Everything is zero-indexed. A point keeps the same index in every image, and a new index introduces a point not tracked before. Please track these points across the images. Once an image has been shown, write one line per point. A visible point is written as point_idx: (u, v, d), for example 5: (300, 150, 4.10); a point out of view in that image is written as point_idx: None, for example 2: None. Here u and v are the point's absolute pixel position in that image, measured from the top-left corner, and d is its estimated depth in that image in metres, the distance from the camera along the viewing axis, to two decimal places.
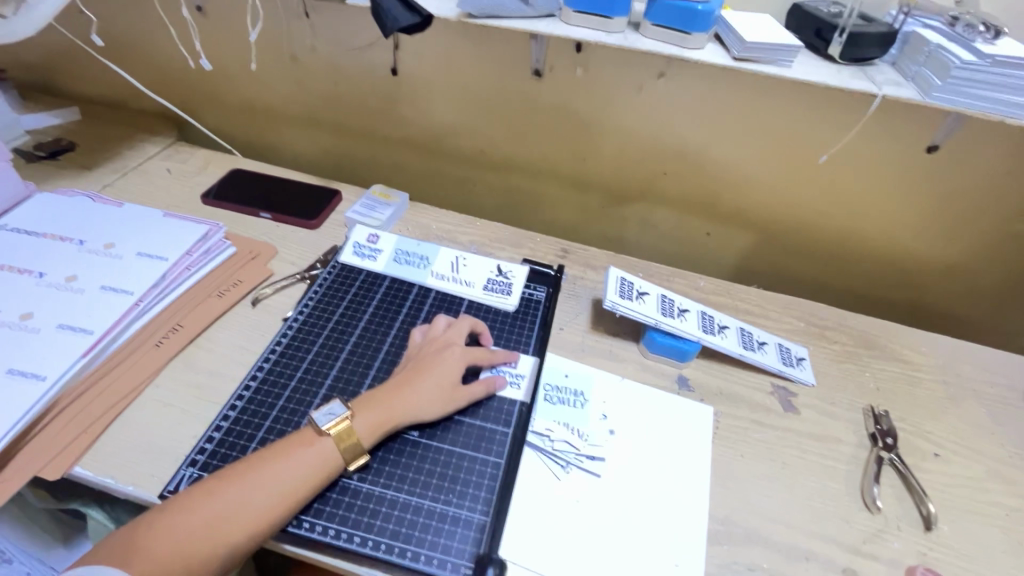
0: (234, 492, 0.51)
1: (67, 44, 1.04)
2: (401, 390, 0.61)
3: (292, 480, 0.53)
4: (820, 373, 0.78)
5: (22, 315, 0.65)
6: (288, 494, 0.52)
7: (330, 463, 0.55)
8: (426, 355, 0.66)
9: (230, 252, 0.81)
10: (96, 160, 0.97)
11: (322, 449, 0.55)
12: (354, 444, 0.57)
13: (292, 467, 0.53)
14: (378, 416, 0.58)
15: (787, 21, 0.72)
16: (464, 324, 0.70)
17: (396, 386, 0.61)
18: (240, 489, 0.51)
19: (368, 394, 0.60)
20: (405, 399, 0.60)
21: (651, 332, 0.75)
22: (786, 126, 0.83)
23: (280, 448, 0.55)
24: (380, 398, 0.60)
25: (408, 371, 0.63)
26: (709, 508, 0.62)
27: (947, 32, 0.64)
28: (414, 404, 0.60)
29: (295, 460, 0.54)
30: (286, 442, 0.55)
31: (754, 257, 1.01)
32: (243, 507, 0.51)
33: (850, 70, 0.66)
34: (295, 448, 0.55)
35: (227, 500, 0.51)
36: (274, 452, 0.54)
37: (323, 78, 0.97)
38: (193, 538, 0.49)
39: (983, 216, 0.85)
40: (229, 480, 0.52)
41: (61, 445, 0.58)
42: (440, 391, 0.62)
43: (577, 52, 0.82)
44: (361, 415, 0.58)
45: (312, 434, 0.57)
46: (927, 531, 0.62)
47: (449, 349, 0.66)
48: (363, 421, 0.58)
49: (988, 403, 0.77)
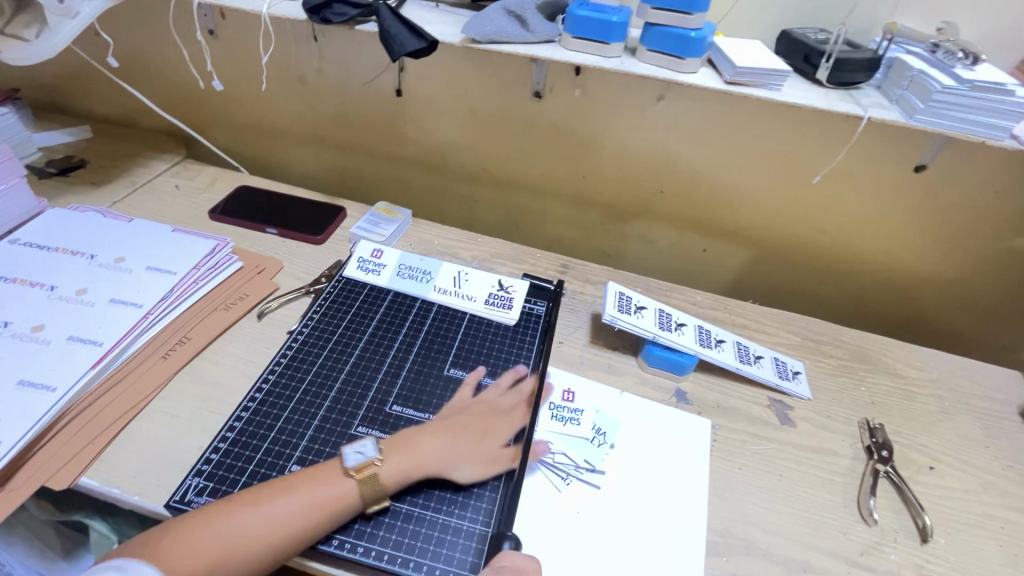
0: (253, 521, 0.52)
1: (81, 64, 1.07)
2: (436, 440, 0.60)
3: (313, 511, 0.53)
4: (816, 387, 0.79)
5: (33, 327, 0.66)
6: (307, 525, 0.53)
7: (347, 502, 0.55)
8: (465, 410, 0.66)
9: (237, 266, 0.83)
10: (106, 177, 0.99)
11: (344, 488, 0.55)
12: (376, 488, 0.56)
13: (315, 498, 0.54)
14: (406, 464, 0.58)
15: (777, 47, 0.75)
16: (510, 380, 0.71)
17: (431, 435, 0.61)
18: (259, 515, 0.52)
19: (400, 437, 0.60)
20: (435, 450, 0.60)
21: (649, 346, 0.77)
22: (778, 147, 0.85)
23: (308, 480, 0.55)
24: (414, 442, 0.60)
25: (444, 420, 0.63)
26: (707, 519, 0.62)
27: (929, 58, 0.67)
28: (445, 459, 0.60)
29: (317, 493, 0.54)
30: (313, 475, 0.56)
31: (750, 273, 1.03)
32: (261, 531, 0.51)
33: (837, 93, 0.69)
34: (321, 482, 0.55)
35: (247, 525, 0.51)
36: (298, 482, 0.55)
37: (330, 98, 1.00)
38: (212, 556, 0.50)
39: (972, 233, 0.88)
40: (250, 504, 0.53)
41: (68, 455, 0.59)
42: (476, 452, 0.61)
43: (576, 75, 0.85)
44: (390, 461, 0.57)
45: (339, 471, 0.56)
46: (923, 543, 0.63)
47: (487, 409, 0.66)
48: (390, 467, 0.57)
49: (981, 417, 0.78)
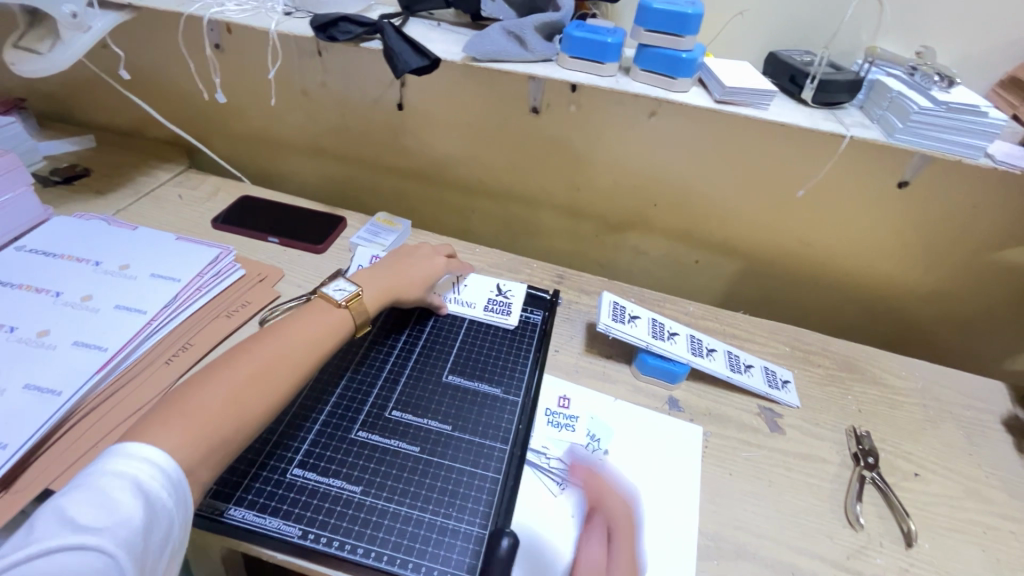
0: (238, 366, 0.56)
1: (88, 76, 1.10)
2: (397, 274, 0.76)
3: (285, 347, 0.60)
4: (804, 396, 0.81)
5: (39, 332, 0.68)
6: (293, 348, 0.60)
7: (331, 327, 0.65)
8: (408, 257, 0.80)
9: (239, 274, 0.84)
10: (110, 185, 1.01)
11: (341, 315, 0.67)
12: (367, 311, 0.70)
13: (281, 343, 0.60)
14: (383, 290, 0.73)
15: (764, 67, 0.78)
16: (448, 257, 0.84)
17: (393, 270, 0.76)
18: (236, 367, 0.56)
19: (367, 276, 0.74)
20: (403, 278, 0.76)
21: (643, 354, 0.79)
22: (767, 163, 0.88)
23: (306, 318, 0.64)
24: (380, 278, 0.74)
25: (394, 263, 0.78)
26: (699, 524, 0.64)
27: (907, 80, 0.70)
28: (410, 279, 0.77)
29: (281, 335, 0.61)
30: (310, 312, 0.65)
31: (741, 284, 1.06)
32: (245, 388, 0.55)
33: (821, 112, 0.72)
34: (281, 328, 0.62)
35: (228, 378, 0.54)
36: (257, 338, 0.60)
37: (332, 111, 1.03)
38: (209, 412, 0.51)
39: (954, 247, 0.91)
40: (223, 368, 0.55)
41: (72, 458, 0.60)
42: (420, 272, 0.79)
43: (572, 92, 0.88)
44: (370, 290, 0.72)
45: (329, 303, 0.67)
46: (908, 547, 0.65)
47: (424, 254, 0.81)
48: (373, 293, 0.72)
49: (964, 426, 0.80)
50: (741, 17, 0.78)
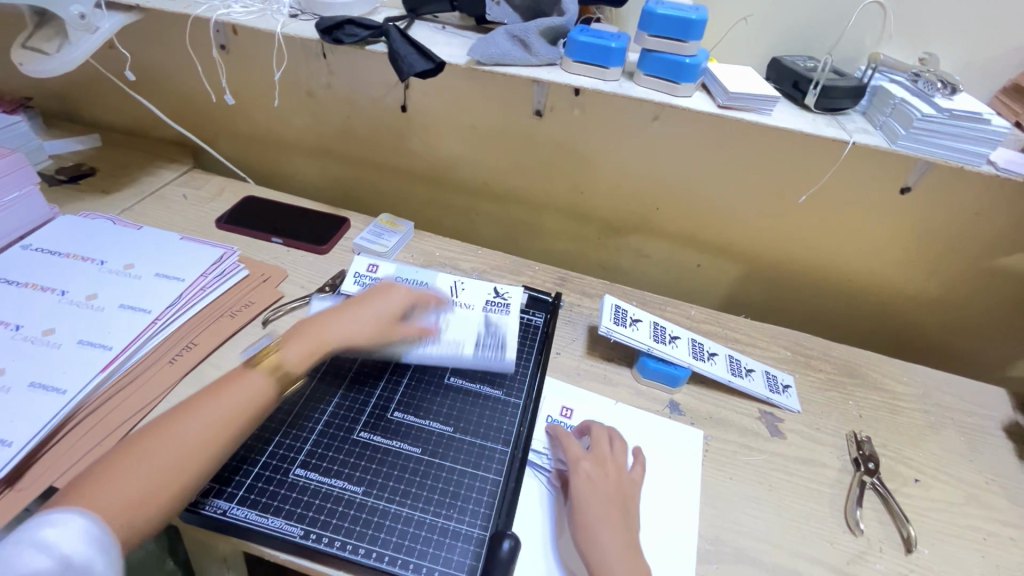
0: (180, 426, 0.53)
1: (94, 76, 1.10)
2: (337, 319, 0.66)
3: (229, 408, 0.55)
4: (805, 400, 0.82)
5: (44, 330, 0.68)
6: (236, 414, 0.56)
7: (264, 392, 0.58)
8: (359, 301, 0.69)
9: (242, 274, 0.85)
10: (115, 185, 1.02)
11: (253, 383, 0.58)
12: (287, 372, 0.60)
13: (226, 402, 0.56)
14: (310, 344, 0.63)
15: (768, 73, 0.79)
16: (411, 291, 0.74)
17: (333, 314, 0.67)
18: (179, 426, 0.53)
19: (301, 324, 0.65)
20: (341, 325, 0.66)
21: (644, 358, 0.79)
22: (770, 167, 0.88)
23: (216, 387, 0.57)
24: (309, 329, 0.64)
25: (341, 305, 0.69)
26: (699, 528, 0.64)
27: (911, 87, 0.70)
28: (352, 327, 0.66)
29: (228, 394, 0.56)
30: (224, 380, 0.58)
31: (743, 288, 1.06)
32: (181, 453, 0.51)
33: (824, 118, 0.72)
34: (229, 384, 0.57)
35: (169, 437, 0.52)
36: (205, 392, 0.56)
37: (337, 113, 1.03)
38: (143, 478, 0.49)
39: (956, 253, 0.91)
40: (167, 425, 0.53)
41: (77, 456, 0.60)
42: (370, 317, 0.68)
43: (576, 95, 0.88)
44: (294, 343, 0.62)
45: (244, 369, 0.59)
46: (908, 553, 0.65)
47: (385, 291, 0.72)
48: (295, 348, 0.62)
49: (965, 431, 0.80)
50: (744, 22, 0.78)
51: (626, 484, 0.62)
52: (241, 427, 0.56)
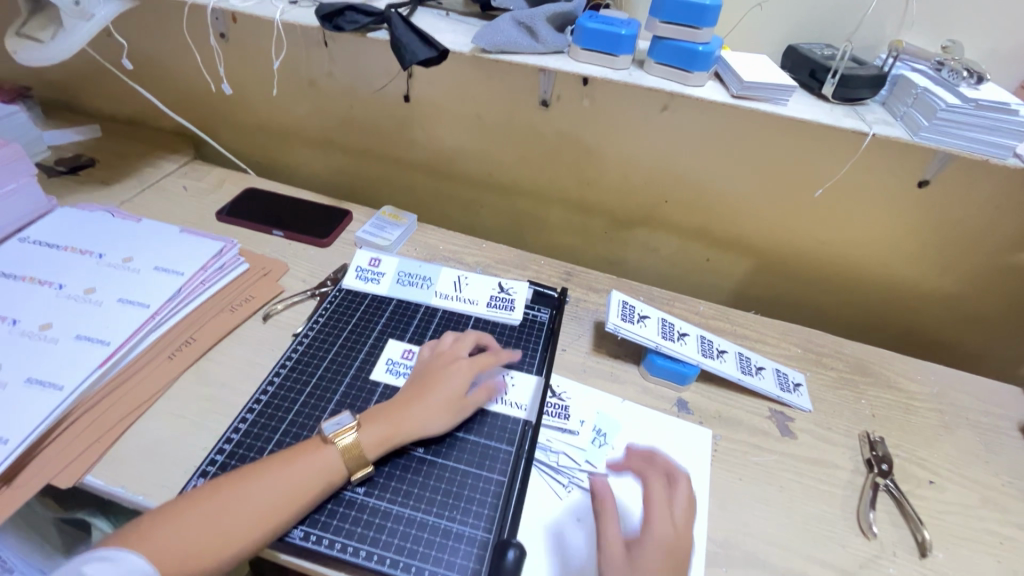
0: (249, 488, 0.53)
1: (93, 64, 1.08)
2: (407, 406, 0.63)
3: (297, 481, 0.55)
4: (817, 399, 0.80)
5: (42, 325, 0.67)
6: (298, 485, 0.55)
7: (337, 468, 0.57)
8: (429, 377, 0.66)
9: (243, 268, 0.83)
10: (115, 176, 1.00)
11: (327, 456, 0.57)
12: (360, 454, 0.58)
13: (297, 472, 0.55)
14: (384, 430, 0.60)
15: (783, 61, 0.76)
16: (470, 338, 0.72)
17: (402, 401, 0.63)
18: (247, 489, 0.53)
19: (377, 408, 0.63)
20: (412, 413, 0.62)
21: (652, 355, 0.77)
22: (783, 159, 0.86)
23: (291, 454, 0.57)
24: (387, 413, 0.62)
25: (414, 387, 0.65)
26: (707, 530, 0.63)
27: (934, 76, 0.67)
28: (423, 418, 0.62)
29: (301, 464, 0.56)
30: (295, 449, 0.58)
31: (753, 283, 1.03)
32: (242, 518, 0.52)
33: (842, 109, 0.69)
34: (302, 454, 0.57)
35: (237, 497, 0.53)
36: (282, 457, 0.57)
37: (338, 103, 1.01)
38: (198, 534, 0.50)
39: (974, 248, 0.88)
40: (240, 480, 0.54)
41: (75, 453, 0.60)
42: (441, 402, 0.64)
43: (583, 85, 0.86)
44: (368, 428, 0.60)
45: (318, 442, 0.59)
46: (922, 557, 0.63)
47: (455, 364, 0.68)
48: (369, 435, 0.60)
49: (981, 432, 0.78)
50: (759, 8, 0.75)
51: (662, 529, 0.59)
52: (302, 501, 0.55)
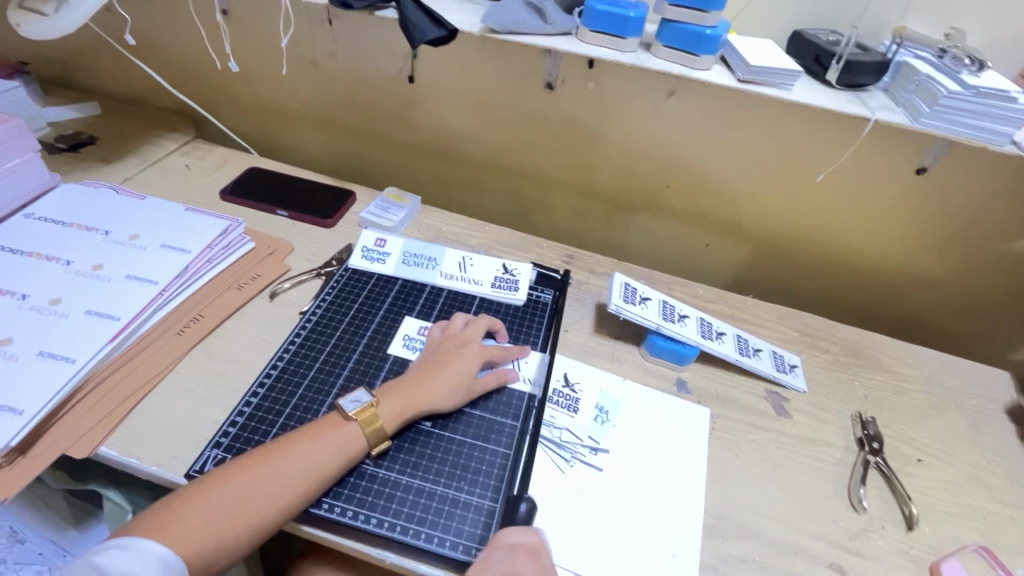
0: (269, 469, 0.54)
1: (92, 40, 1.07)
2: (421, 382, 0.64)
3: (317, 460, 0.56)
4: (811, 380, 0.82)
5: (51, 300, 0.68)
6: (317, 462, 0.56)
7: (356, 443, 0.59)
8: (443, 357, 0.68)
9: (249, 247, 0.84)
10: (117, 154, 1.00)
11: (346, 432, 0.59)
12: (378, 429, 0.60)
13: (315, 451, 0.56)
14: (400, 405, 0.62)
15: (789, 46, 0.76)
16: (482, 323, 0.74)
17: (416, 378, 0.65)
18: (269, 469, 0.54)
19: (391, 384, 0.64)
20: (426, 389, 0.64)
21: (652, 336, 0.79)
22: (784, 146, 0.87)
23: (308, 431, 0.58)
24: (402, 388, 0.64)
25: (427, 364, 0.67)
26: (704, 502, 0.65)
27: (937, 63, 0.68)
28: (436, 394, 0.64)
29: (318, 442, 0.57)
30: (313, 427, 0.59)
31: (751, 268, 1.05)
32: (264, 497, 0.53)
33: (845, 94, 0.71)
34: (319, 433, 0.58)
35: (259, 477, 0.54)
36: (300, 435, 0.58)
37: (342, 83, 1.01)
38: (224, 512, 0.52)
39: (967, 235, 0.90)
40: (260, 460, 0.55)
41: (88, 425, 0.61)
42: (456, 381, 0.66)
43: (589, 68, 0.86)
44: (385, 403, 0.62)
45: (338, 419, 0.60)
46: (909, 530, 0.66)
47: (467, 346, 0.69)
48: (386, 410, 0.61)
49: (969, 413, 0.81)
50: None
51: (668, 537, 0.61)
52: (322, 480, 0.56)
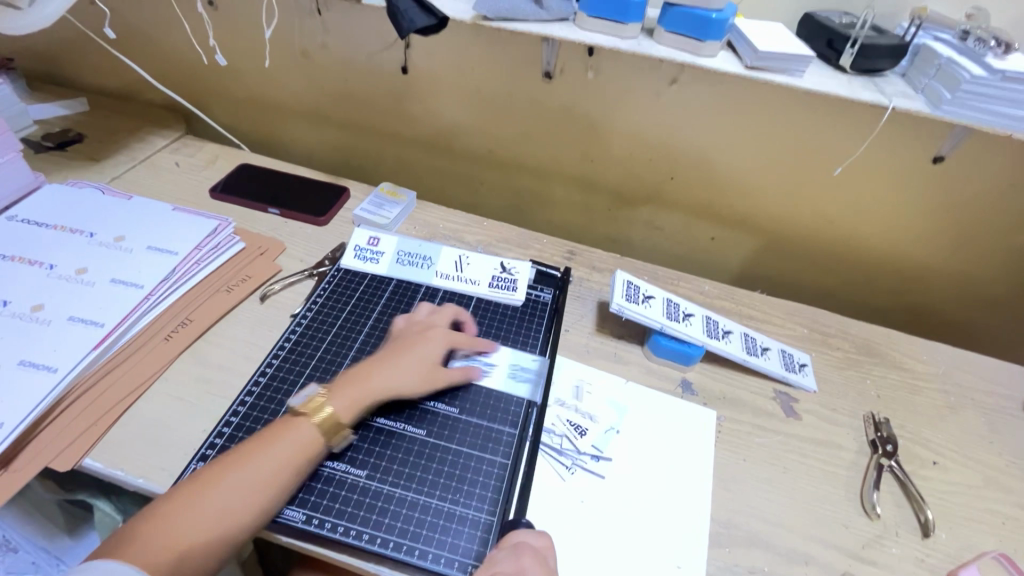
0: (241, 477, 0.52)
1: (78, 34, 1.04)
2: (380, 367, 0.62)
3: (290, 464, 0.54)
4: (821, 379, 0.79)
5: (32, 307, 0.66)
6: (290, 463, 0.54)
7: (319, 440, 0.57)
8: (407, 345, 0.65)
9: (239, 247, 0.81)
10: (105, 152, 0.97)
11: (307, 430, 0.56)
12: (333, 420, 0.57)
13: (286, 455, 0.54)
14: (354, 390, 0.60)
15: (798, 30, 0.72)
16: (449, 312, 0.73)
17: (375, 363, 0.63)
18: (240, 475, 0.52)
19: (347, 371, 0.62)
20: (385, 374, 0.62)
21: (656, 336, 0.76)
22: (793, 134, 0.83)
23: (271, 434, 0.56)
24: (357, 374, 0.61)
25: (388, 350, 0.65)
26: (711, 510, 0.63)
27: (958, 45, 0.65)
28: (394, 380, 0.62)
29: (286, 445, 0.55)
30: (275, 428, 0.56)
31: (758, 262, 1.02)
32: (239, 504, 0.51)
33: (860, 80, 0.67)
34: (282, 434, 0.56)
35: (234, 483, 0.51)
36: (264, 438, 0.55)
37: (334, 75, 0.98)
38: (197, 527, 0.49)
39: (986, 225, 0.86)
40: (232, 465, 0.53)
41: (72, 436, 0.59)
42: (419, 367, 0.63)
43: (589, 55, 0.82)
44: (339, 391, 0.59)
45: (294, 417, 0.57)
46: (924, 537, 0.63)
47: (431, 332, 0.67)
48: (340, 397, 0.59)
49: (987, 412, 0.78)
50: None
51: (675, 553, 0.58)
52: (292, 484, 0.54)
